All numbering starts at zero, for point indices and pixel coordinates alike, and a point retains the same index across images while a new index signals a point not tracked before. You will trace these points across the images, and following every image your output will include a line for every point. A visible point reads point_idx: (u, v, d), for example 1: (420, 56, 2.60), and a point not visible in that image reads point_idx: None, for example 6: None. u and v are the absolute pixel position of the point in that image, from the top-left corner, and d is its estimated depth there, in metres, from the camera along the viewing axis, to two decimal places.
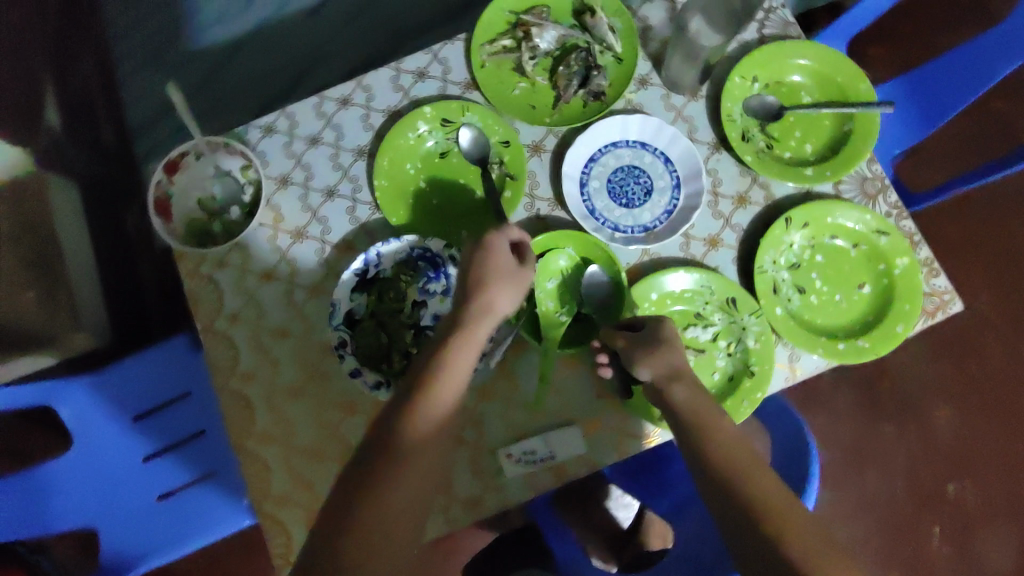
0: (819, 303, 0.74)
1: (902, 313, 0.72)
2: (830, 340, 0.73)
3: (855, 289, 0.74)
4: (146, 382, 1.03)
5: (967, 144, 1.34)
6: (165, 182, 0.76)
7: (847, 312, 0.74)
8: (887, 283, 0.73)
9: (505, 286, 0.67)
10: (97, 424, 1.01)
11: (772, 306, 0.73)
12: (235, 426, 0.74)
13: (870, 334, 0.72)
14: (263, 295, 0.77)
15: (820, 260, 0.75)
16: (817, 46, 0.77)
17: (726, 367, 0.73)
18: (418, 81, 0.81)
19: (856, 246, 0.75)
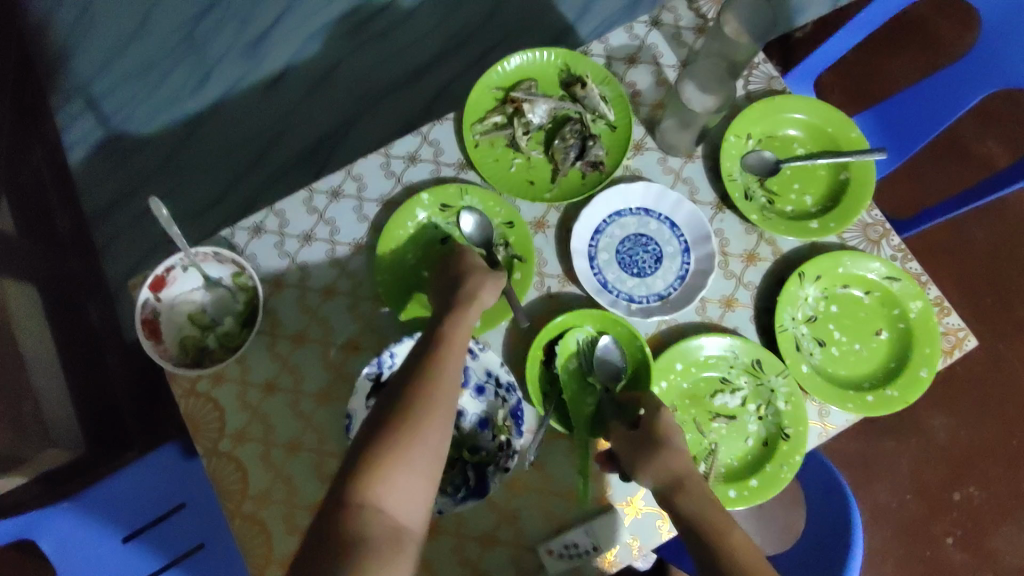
0: (841, 354, 0.74)
1: (923, 357, 0.72)
2: (857, 392, 0.72)
3: (873, 335, 0.74)
4: (139, 495, 0.98)
5: (928, 165, 1.40)
6: (152, 299, 0.71)
7: (869, 360, 0.73)
8: (904, 327, 0.73)
9: (483, 276, 0.68)
10: (83, 547, 0.94)
11: (798, 363, 0.72)
12: (254, 555, 0.68)
13: (896, 382, 0.72)
14: (268, 409, 0.72)
15: (836, 311, 0.75)
16: (808, 100, 0.78)
17: (760, 432, 0.71)
18: (410, 165, 0.79)
19: (869, 293, 0.75)
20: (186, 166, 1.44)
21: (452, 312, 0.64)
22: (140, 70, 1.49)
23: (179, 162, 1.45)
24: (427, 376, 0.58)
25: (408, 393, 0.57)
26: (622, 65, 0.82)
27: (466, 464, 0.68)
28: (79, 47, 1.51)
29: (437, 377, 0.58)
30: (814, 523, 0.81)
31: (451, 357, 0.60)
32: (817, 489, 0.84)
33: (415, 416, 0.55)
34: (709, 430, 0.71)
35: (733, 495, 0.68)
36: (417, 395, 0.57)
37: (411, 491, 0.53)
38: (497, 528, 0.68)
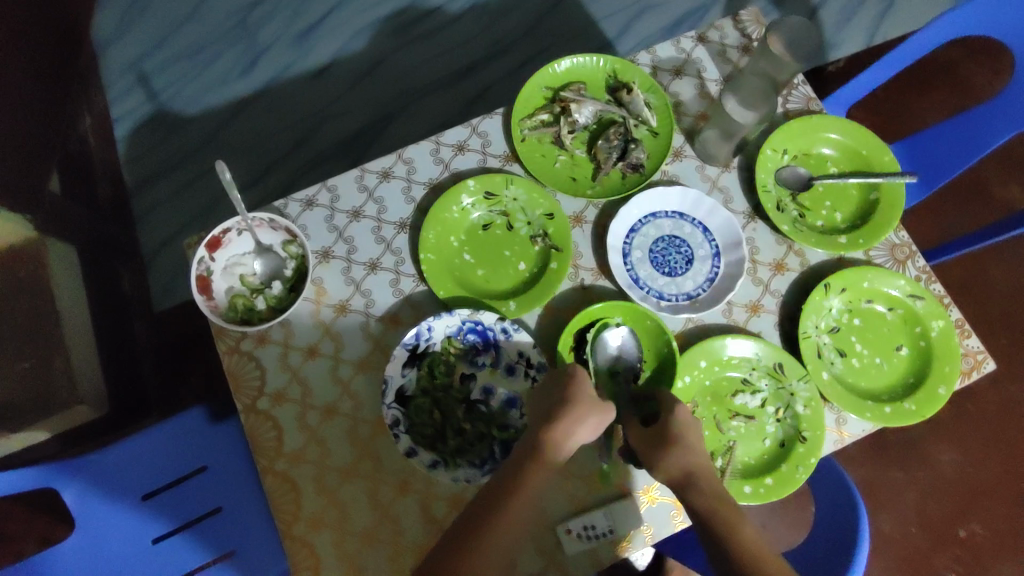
0: (861, 366, 0.76)
1: (943, 374, 0.74)
2: (876, 402, 0.74)
3: (894, 351, 0.76)
4: (160, 457, 1.01)
5: (950, 203, 1.43)
6: (207, 258, 0.74)
7: (889, 373, 0.76)
8: (924, 344, 0.76)
9: (588, 412, 0.67)
10: (104, 501, 0.97)
11: (819, 371, 0.74)
12: (282, 512, 0.71)
13: (915, 397, 0.74)
14: (308, 372, 0.75)
15: (859, 324, 0.77)
16: (845, 122, 0.82)
17: (777, 433, 0.73)
18: (458, 154, 0.82)
19: (893, 310, 0.77)
20: (229, 146, 1.49)
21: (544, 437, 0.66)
22: (193, 53, 1.55)
23: (222, 142, 1.49)
24: (509, 496, 0.63)
25: (492, 506, 0.63)
26: (668, 76, 0.85)
27: (493, 440, 0.71)
28: (137, 27, 1.57)
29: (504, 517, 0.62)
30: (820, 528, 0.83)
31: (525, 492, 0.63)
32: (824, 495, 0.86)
33: (496, 534, 0.61)
34: (728, 427, 0.74)
35: (747, 491, 0.71)
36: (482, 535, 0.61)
37: None
38: None
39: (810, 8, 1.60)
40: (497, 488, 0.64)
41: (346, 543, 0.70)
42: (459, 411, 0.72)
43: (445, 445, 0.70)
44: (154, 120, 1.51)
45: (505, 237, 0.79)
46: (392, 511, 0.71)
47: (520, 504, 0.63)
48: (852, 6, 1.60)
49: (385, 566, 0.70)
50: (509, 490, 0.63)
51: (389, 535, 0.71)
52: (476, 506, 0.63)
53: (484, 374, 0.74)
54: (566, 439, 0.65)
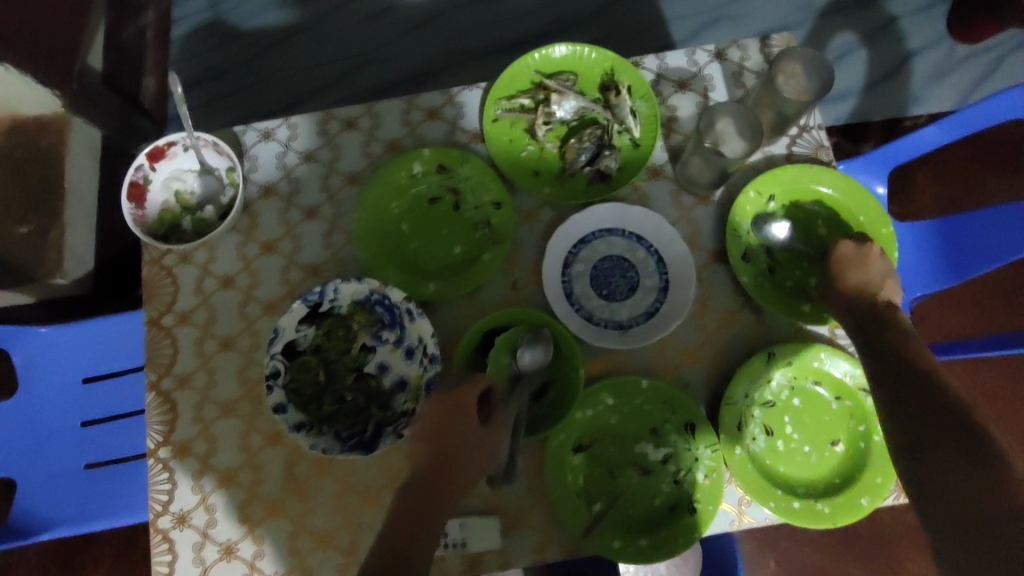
0: (784, 450, 0.68)
1: (872, 484, 0.65)
2: (787, 494, 0.66)
3: (828, 444, 0.68)
4: (103, 344, 1.04)
5: (995, 298, 1.28)
6: (148, 167, 0.75)
7: (813, 467, 0.68)
8: (863, 447, 0.67)
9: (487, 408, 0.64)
10: (47, 371, 1.02)
11: (733, 443, 0.67)
12: (155, 429, 0.71)
13: (831, 499, 0.65)
14: (217, 301, 0.75)
15: (798, 405, 0.69)
16: (843, 176, 0.73)
17: (667, 497, 0.67)
18: (427, 120, 0.78)
19: (839, 399, 0.69)
20: (269, 68, 1.50)
21: (460, 409, 0.62)
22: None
23: (264, 63, 1.50)
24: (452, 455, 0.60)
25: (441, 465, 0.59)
26: (669, 87, 0.78)
27: (370, 418, 0.68)
28: None
29: (454, 467, 0.60)
30: None
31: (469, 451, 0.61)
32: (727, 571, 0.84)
33: (447, 491, 0.59)
34: (620, 475, 0.68)
35: (615, 545, 0.65)
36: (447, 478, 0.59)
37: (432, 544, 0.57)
38: (381, 488, 0.70)
39: (904, 53, 1.44)
40: (437, 463, 0.60)
41: (205, 476, 0.70)
42: (346, 380, 0.70)
43: (318, 409, 0.68)
44: (210, 27, 1.53)
45: (447, 217, 0.75)
46: (258, 458, 0.71)
47: (454, 489, 0.59)
48: (950, 61, 1.44)
49: (235, 509, 0.69)
50: (447, 470, 0.59)
51: (248, 482, 0.70)
52: (421, 481, 0.59)
53: (383, 350, 0.71)
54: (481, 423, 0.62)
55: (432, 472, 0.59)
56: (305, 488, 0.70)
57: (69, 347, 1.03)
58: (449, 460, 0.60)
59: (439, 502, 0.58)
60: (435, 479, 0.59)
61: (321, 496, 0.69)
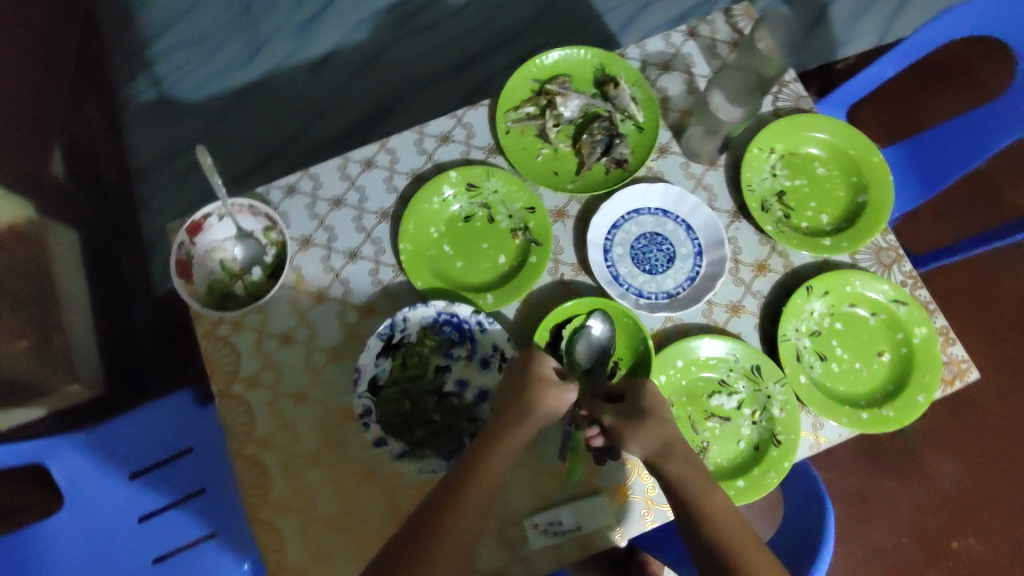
0: (839, 371, 0.75)
1: (922, 383, 0.73)
2: (853, 409, 0.73)
3: (875, 356, 0.75)
4: (143, 434, 1.00)
5: (952, 205, 1.41)
6: (188, 242, 0.76)
7: (867, 380, 0.75)
8: (906, 351, 0.75)
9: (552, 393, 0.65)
10: (93, 479, 0.97)
11: (796, 375, 0.73)
12: (251, 495, 0.72)
13: (892, 403, 0.73)
14: (281, 358, 0.76)
15: (841, 328, 0.76)
16: (831, 121, 0.81)
17: (748, 439, 0.72)
18: (442, 145, 0.82)
19: (875, 315, 0.76)
20: (229, 133, 1.49)
21: (519, 393, 0.65)
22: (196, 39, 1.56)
23: (222, 129, 1.50)
24: (496, 441, 0.64)
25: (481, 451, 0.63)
26: (655, 71, 0.85)
27: (463, 432, 0.71)
28: (144, 13, 1.58)
29: (495, 448, 0.63)
30: (788, 523, 0.83)
31: (512, 435, 0.64)
32: (795, 499, 0.84)
33: (484, 473, 0.62)
34: (705, 428, 0.72)
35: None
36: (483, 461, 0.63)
37: (467, 529, 0.60)
38: None
39: (820, 4, 1.57)
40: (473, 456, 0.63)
41: (311, 528, 0.71)
42: (430, 403, 0.72)
43: (413, 435, 0.71)
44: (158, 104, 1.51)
45: (484, 229, 0.79)
46: (358, 498, 0.72)
47: (479, 491, 0.61)
48: (862, 4, 1.57)
49: (348, 551, 0.70)
50: (470, 470, 0.62)
51: (354, 522, 0.71)
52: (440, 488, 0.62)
53: (458, 367, 0.74)
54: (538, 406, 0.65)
55: (458, 475, 0.62)
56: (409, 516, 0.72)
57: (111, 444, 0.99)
58: (483, 450, 0.63)
59: (457, 504, 0.60)
60: (456, 485, 0.61)
61: None
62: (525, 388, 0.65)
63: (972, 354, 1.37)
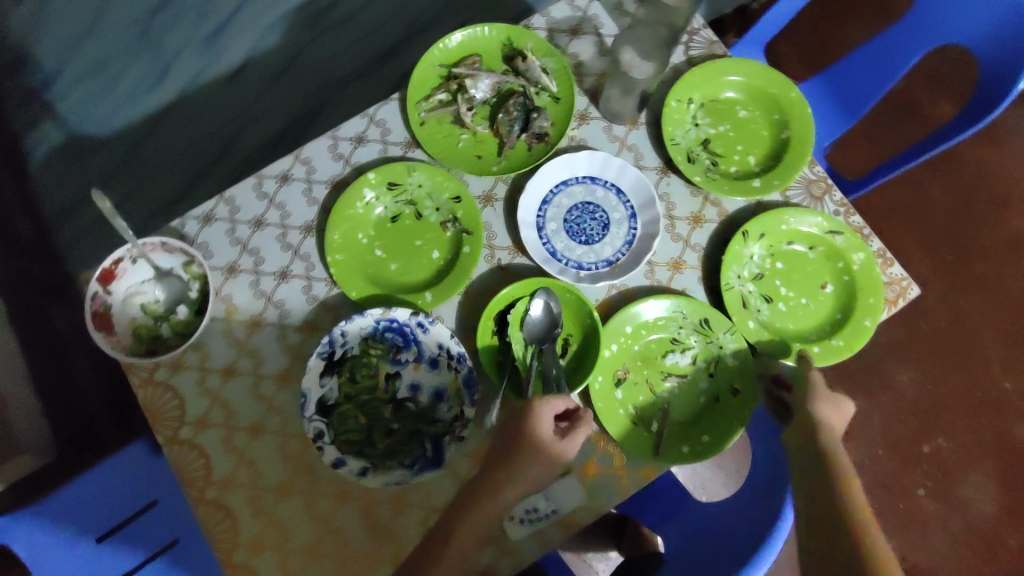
0: (786, 309, 0.75)
1: (868, 306, 0.73)
2: (805, 344, 0.73)
3: (819, 289, 0.76)
4: (107, 494, 0.94)
5: (880, 123, 1.44)
6: (102, 292, 0.71)
7: (816, 313, 0.75)
8: (848, 279, 0.75)
9: (540, 455, 0.65)
10: (51, 556, 0.89)
11: (745, 319, 0.73)
12: (220, 541, 0.69)
13: (841, 332, 0.73)
14: (228, 393, 0.73)
15: (782, 267, 0.76)
16: (745, 63, 0.80)
17: (710, 393, 0.72)
18: (358, 147, 0.79)
19: (813, 249, 0.76)
20: (148, 165, 1.43)
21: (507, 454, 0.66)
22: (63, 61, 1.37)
23: (140, 162, 1.42)
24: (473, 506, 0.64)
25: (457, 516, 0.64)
26: (565, 37, 0.83)
27: (424, 437, 0.69)
28: None
29: (472, 514, 0.64)
30: None
31: (490, 499, 0.64)
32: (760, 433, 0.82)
33: (458, 539, 0.63)
34: (664, 388, 0.73)
35: (686, 451, 0.70)
36: (455, 524, 0.64)
37: None
38: None
39: None
40: (447, 519, 0.65)
41: (290, 562, 0.69)
42: (386, 412, 0.70)
43: (374, 448, 0.68)
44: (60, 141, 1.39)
45: (414, 227, 0.77)
46: (333, 522, 0.70)
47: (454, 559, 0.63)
48: None
49: None
50: (473, 497, 0.65)
51: (335, 548, 0.69)
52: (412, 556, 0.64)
53: (409, 371, 0.72)
54: (526, 467, 0.65)
55: (465, 498, 0.65)
56: (389, 529, 0.69)
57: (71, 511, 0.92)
58: (458, 511, 0.65)
59: (458, 529, 0.63)
60: (460, 511, 0.64)
61: (408, 529, 0.69)
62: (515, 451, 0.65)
63: (917, 265, 1.40)
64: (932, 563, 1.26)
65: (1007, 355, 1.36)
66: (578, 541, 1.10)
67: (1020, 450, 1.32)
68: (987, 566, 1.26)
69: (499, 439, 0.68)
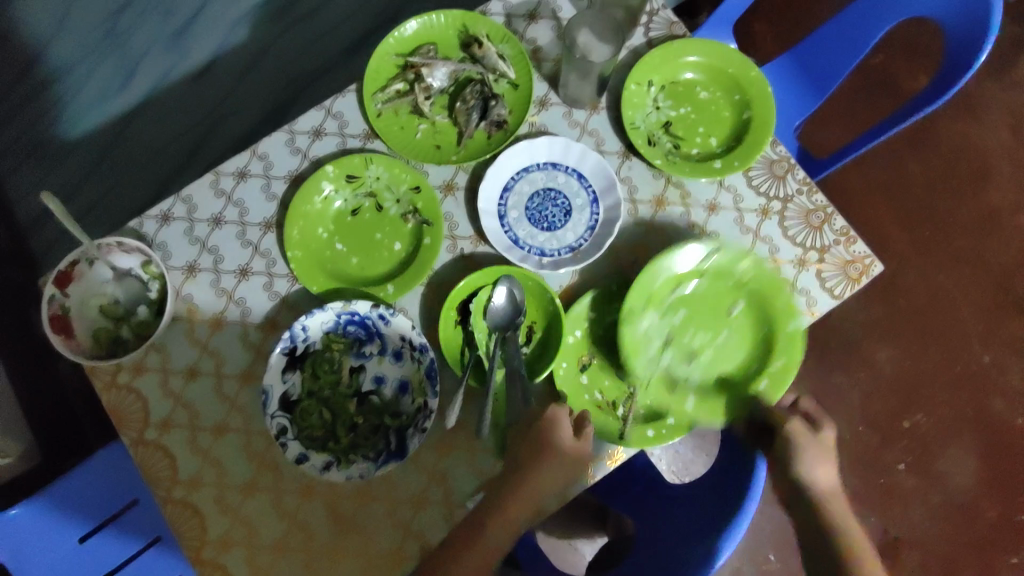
0: (715, 355, 0.73)
1: (782, 314, 0.71)
2: (751, 383, 0.71)
3: (730, 317, 0.73)
4: (102, 488, 0.83)
5: (854, 100, 1.43)
6: (59, 295, 0.70)
7: (743, 342, 0.73)
8: (751, 293, 0.73)
9: (557, 460, 0.66)
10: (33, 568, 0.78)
11: (682, 398, 0.71)
12: (187, 539, 0.69)
13: (774, 352, 0.71)
14: (192, 393, 0.73)
15: (684, 314, 0.74)
16: (703, 43, 0.79)
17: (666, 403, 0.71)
18: (315, 140, 0.78)
19: (703, 281, 0.74)
20: (122, 168, 1.39)
21: (527, 461, 0.66)
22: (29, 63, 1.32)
23: (113, 165, 1.39)
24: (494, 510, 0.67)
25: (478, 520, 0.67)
26: (522, 22, 0.82)
27: (389, 430, 0.69)
28: None
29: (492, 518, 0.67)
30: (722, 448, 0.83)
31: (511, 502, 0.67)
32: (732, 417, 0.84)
33: (479, 541, 0.66)
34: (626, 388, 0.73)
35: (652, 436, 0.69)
36: (475, 528, 0.66)
37: None
38: (427, 488, 0.70)
39: None
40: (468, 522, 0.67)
41: (258, 557, 0.69)
42: (350, 406, 0.71)
43: (338, 443, 0.69)
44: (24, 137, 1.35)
45: (375, 220, 0.76)
46: (299, 517, 0.70)
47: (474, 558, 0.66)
48: None
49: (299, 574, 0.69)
50: (491, 512, 0.67)
51: (301, 542, 0.70)
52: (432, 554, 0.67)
53: (373, 364, 0.72)
54: (541, 470, 0.66)
55: (488, 503, 0.67)
56: (355, 522, 0.70)
57: (59, 507, 0.80)
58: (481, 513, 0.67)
59: (475, 545, 0.66)
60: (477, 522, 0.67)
61: (375, 521, 0.70)
62: (534, 457, 0.65)
63: (894, 241, 1.40)
64: (913, 537, 1.27)
65: (985, 329, 1.36)
66: (561, 524, 1.07)
67: (998, 424, 1.32)
68: (965, 537, 1.27)
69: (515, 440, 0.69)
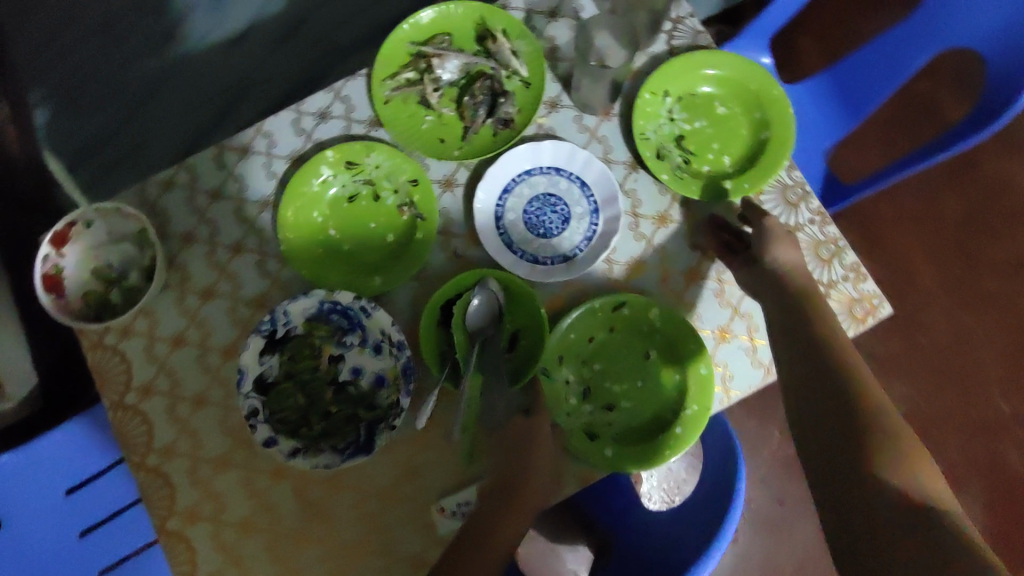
0: (631, 404, 0.71)
1: (693, 354, 0.70)
2: (668, 431, 0.69)
3: (644, 362, 0.72)
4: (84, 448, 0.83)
5: (894, 126, 1.36)
6: (54, 254, 0.73)
7: (657, 390, 0.71)
8: (660, 335, 0.71)
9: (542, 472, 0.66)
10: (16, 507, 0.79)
11: (601, 448, 0.69)
12: (157, 507, 0.70)
13: (690, 398, 0.69)
14: (174, 362, 0.73)
15: (598, 366, 0.72)
16: (726, 55, 0.76)
17: (596, 426, 0.71)
18: (321, 122, 0.77)
19: (611, 328, 0.72)
20: None
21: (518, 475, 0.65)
22: None
23: None
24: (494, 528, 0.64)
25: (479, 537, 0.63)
26: (542, 20, 0.78)
27: (360, 422, 0.69)
28: None
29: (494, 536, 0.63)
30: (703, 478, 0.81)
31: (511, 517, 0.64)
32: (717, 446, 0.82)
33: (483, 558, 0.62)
34: (562, 404, 0.71)
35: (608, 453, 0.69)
36: (472, 546, 0.63)
37: None
38: (396, 484, 0.70)
39: None
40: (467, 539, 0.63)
41: (224, 533, 0.70)
42: (327, 394, 0.70)
43: (309, 429, 0.69)
44: None
45: (372, 208, 0.75)
46: (268, 498, 0.70)
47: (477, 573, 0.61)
48: None
49: (263, 554, 0.70)
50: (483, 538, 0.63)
51: (266, 523, 0.70)
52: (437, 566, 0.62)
53: (353, 355, 0.71)
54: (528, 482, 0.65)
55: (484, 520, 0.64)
56: (323, 510, 0.70)
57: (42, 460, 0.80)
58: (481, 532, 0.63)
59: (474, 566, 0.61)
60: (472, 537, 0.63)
61: (341, 512, 0.70)
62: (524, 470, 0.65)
63: (925, 277, 1.34)
64: None
65: (1004, 377, 1.30)
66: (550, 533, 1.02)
67: (1009, 476, 1.27)
68: None
69: (500, 459, 0.68)
